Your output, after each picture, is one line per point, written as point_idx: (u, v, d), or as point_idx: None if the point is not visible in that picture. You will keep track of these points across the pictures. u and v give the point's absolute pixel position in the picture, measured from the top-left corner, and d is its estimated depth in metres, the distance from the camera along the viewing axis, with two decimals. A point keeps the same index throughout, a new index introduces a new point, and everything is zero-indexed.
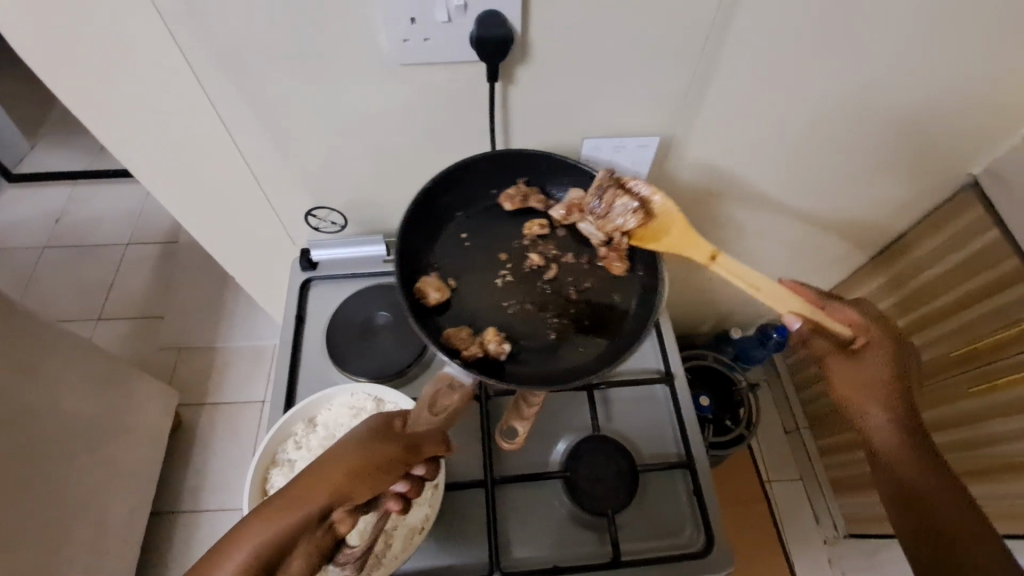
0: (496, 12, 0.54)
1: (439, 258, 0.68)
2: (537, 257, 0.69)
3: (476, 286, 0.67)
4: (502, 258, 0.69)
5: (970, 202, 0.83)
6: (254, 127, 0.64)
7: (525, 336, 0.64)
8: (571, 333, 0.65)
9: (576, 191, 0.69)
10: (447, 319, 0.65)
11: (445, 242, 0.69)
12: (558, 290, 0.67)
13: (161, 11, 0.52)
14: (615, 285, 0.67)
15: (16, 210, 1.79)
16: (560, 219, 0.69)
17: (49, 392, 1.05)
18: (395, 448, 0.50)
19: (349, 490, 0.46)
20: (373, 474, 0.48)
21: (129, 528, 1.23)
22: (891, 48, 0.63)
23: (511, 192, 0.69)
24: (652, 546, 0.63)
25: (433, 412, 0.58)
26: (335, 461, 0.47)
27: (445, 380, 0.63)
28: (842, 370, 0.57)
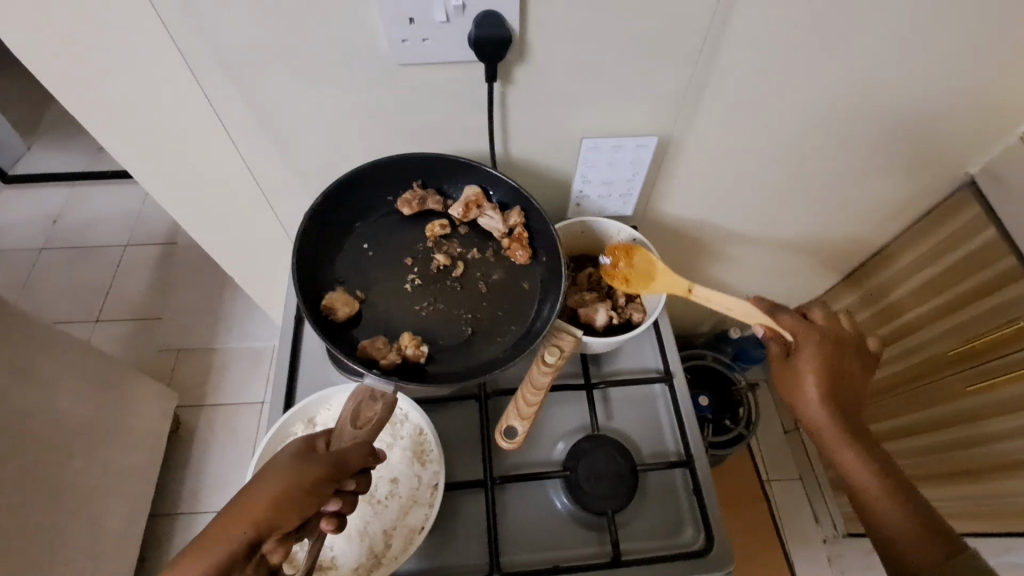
0: (495, 12, 0.54)
1: (343, 272, 0.68)
2: (443, 257, 0.69)
3: (385, 291, 0.68)
4: (408, 262, 0.69)
5: (967, 201, 0.84)
6: (253, 128, 0.64)
7: (441, 334, 0.66)
8: (485, 326, 0.67)
9: (472, 188, 0.70)
10: (361, 331, 0.65)
11: (347, 254, 0.69)
12: (468, 286, 0.69)
13: (160, 10, 0.52)
14: (521, 275, 0.69)
15: (13, 211, 1.79)
16: (459, 217, 0.70)
17: (47, 394, 1.04)
18: (320, 469, 0.49)
19: (274, 521, 0.46)
20: (296, 500, 0.47)
21: (128, 530, 1.23)
22: (888, 48, 0.63)
23: (408, 196, 0.69)
24: (652, 546, 0.63)
25: (356, 425, 0.55)
26: (255, 492, 0.47)
27: (363, 393, 0.58)
28: (783, 373, 0.62)
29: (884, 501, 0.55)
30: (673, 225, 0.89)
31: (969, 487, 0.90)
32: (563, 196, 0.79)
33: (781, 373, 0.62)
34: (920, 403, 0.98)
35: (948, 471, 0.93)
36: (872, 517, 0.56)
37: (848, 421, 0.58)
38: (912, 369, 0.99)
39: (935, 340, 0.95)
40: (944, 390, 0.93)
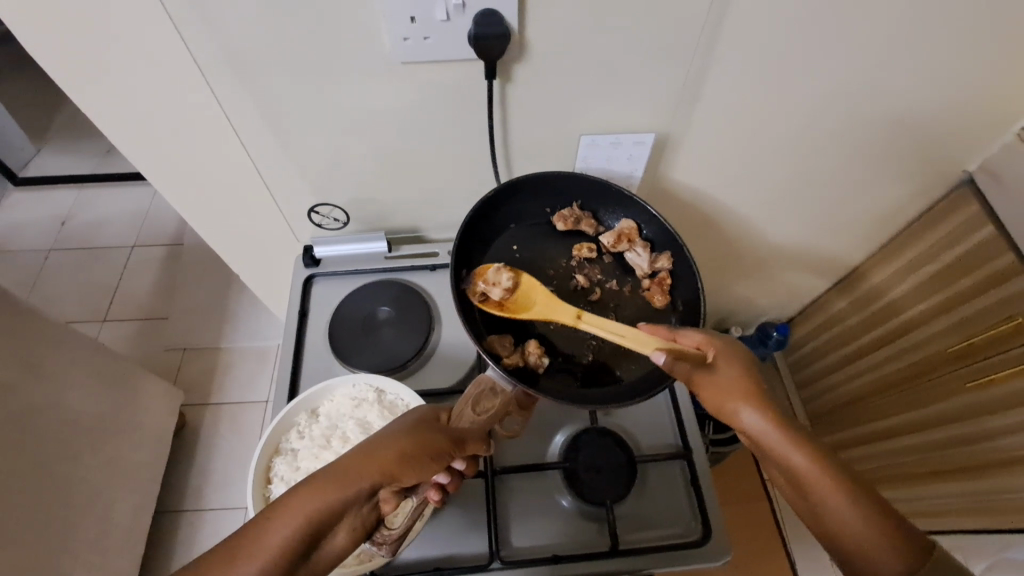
0: (494, 10, 0.55)
1: (489, 264, 0.71)
2: (583, 278, 0.72)
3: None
4: (549, 275, 0.72)
5: (964, 198, 0.85)
6: (260, 126, 0.65)
7: (566, 353, 0.67)
8: (610, 355, 0.67)
9: (627, 222, 0.72)
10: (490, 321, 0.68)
11: (498, 250, 0.72)
12: (599, 314, 0.70)
13: (170, 10, 0.54)
14: (660, 317, 0.70)
15: (22, 213, 1.82)
16: (609, 245, 0.72)
17: (54, 390, 1.06)
18: (445, 440, 0.52)
19: (397, 472, 0.47)
20: (421, 459, 0.49)
21: (133, 527, 1.24)
22: (881, 46, 0.64)
23: (566, 213, 0.73)
24: (650, 535, 0.64)
25: (477, 411, 0.59)
26: (388, 442, 0.49)
27: (486, 382, 0.63)
28: (708, 388, 0.53)
29: (857, 516, 0.45)
30: (673, 223, 0.90)
31: (968, 484, 0.90)
32: None
33: (704, 385, 0.53)
34: (918, 402, 0.98)
35: (944, 469, 0.94)
36: (845, 539, 0.45)
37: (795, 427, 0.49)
38: (912, 368, 0.99)
39: (936, 335, 0.94)
40: (945, 386, 0.93)
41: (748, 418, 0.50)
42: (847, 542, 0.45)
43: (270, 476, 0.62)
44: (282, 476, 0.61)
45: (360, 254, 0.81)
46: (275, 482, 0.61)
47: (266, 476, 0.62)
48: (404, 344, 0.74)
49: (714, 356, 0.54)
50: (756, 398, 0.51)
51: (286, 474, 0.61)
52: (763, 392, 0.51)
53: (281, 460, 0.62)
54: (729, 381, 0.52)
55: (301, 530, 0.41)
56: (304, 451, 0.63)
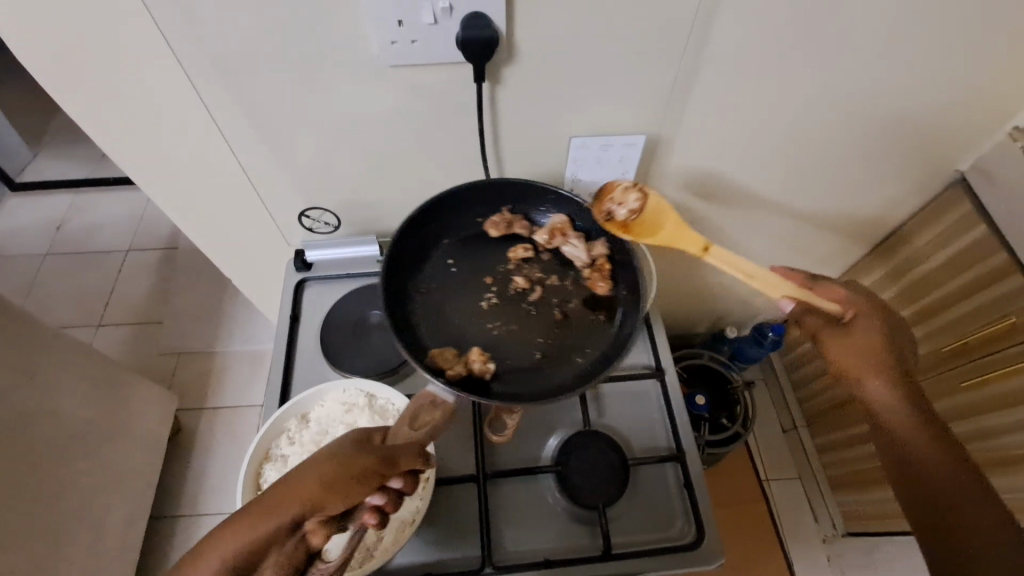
0: (482, 13, 0.55)
1: (425, 283, 0.70)
2: (522, 280, 0.70)
3: (464, 307, 0.69)
4: (488, 282, 0.71)
5: (958, 197, 0.84)
6: (248, 130, 0.65)
7: (514, 357, 0.66)
8: (557, 352, 0.66)
9: (559, 217, 0.72)
10: (430, 339, 0.66)
11: (433, 267, 0.71)
12: (543, 311, 0.69)
13: (155, 14, 0.53)
14: (601, 304, 0.69)
15: (17, 217, 1.81)
16: (544, 242, 0.72)
17: (48, 396, 1.05)
18: (372, 458, 0.50)
19: (321, 501, 0.47)
20: (346, 484, 0.48)
21: (128, 532, 1.24)
22: (870, 45, 0.64)
23: (497, 219, 0.72)
24: (643, 538, 0.64)
25: (414, 427, 0.57)
26: (311, 469, 0.49)
27: (425, 398, 0.60)
28: (838, 345, 0.59)
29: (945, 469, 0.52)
30: None
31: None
32: None
33: (835, 342, 0.59)
34: None
35: None
36: (928, 489, 0.52)
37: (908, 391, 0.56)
38: (909, 367, 1.00)
39: (930, 335, 0.95)
40: (940, 386, 0.93)
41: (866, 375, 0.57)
42: (931, 491, 0.52)
43: (259, 483, 0.61)
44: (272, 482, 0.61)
45: (352, 258, 0.81)
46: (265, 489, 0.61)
47: (256, 483, 0.61)
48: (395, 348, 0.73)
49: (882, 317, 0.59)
50: (877, 357, 0.57)
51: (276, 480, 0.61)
52: (886, 353, 0.57)
53: (271, 466, 0.62)
54: (848, 341, 0.59)
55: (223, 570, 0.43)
56: (294, 456, 0.62)
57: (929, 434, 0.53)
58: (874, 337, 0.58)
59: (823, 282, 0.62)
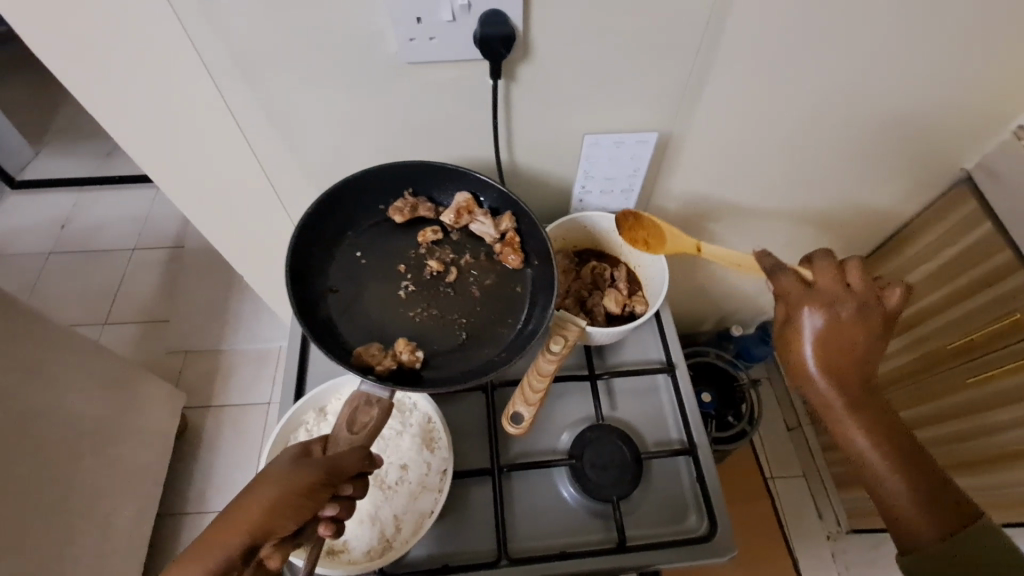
0: (499, 11, 0.56)
1: (336, 280, 0.69)
2: (436, 263, 0.71)
3: (380, 298, 0.69)
4: (401, 270, 0.71)
5: (962, 196, 0.85)
6: (265, 127, 0.66)
7: (436, 340, 0.67)
8: (480, 330, 0.68)
9: (463, 195, 0.71)
10: (352, 334, 0.67)
11: (343, 262, 0.70)
12: (462, 291, 0.70)
13: (178, 11, 0.54)
14: (514, 277, 0.71)
15: (22, 216, 1.82)
16: (452, 223, 0.72)
17: (56, 393, 1.06)
18: (315, 474, 0.50)
19: (270, 525, 0.47)
20: (292, 504, 0.49)
21: (135, 530, 1.24)
22: (879, 44, 0.65)
23: (400, 205, 0.71)
24: (656, 532, 0.64)
25: (352, 431, 0.57)
26: (251, 500, 0.48)
27: (358, 398, 0.59)
28: (785, 340, 0.57)
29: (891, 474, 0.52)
30: (675, 222, 0.91)
31: (968, 480, 0.91)
32: (566, 192, 0.81)
33: (781, 337, 0.58)
34: (919, 398, 0.99)
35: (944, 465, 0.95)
36: (882, 495, 0.52)
37: (855, 395, 0.54)
38: (915, 364, 1.00)
39: (937, 333, 0.96)
40: (946, 384, 0.94)
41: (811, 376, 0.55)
42: (884, 499, 0.52)
43: None
44: None
45: None
46: None
47: None
48: None
49: (832, 312, 0.55)
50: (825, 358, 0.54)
51: None
52: (838, 354, 0.54)
53: None
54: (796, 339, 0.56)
55: None
56: None
57: (880, 436, 0.53)
58: (828, 336, 0.54)
59: (783, 272, 0.58)
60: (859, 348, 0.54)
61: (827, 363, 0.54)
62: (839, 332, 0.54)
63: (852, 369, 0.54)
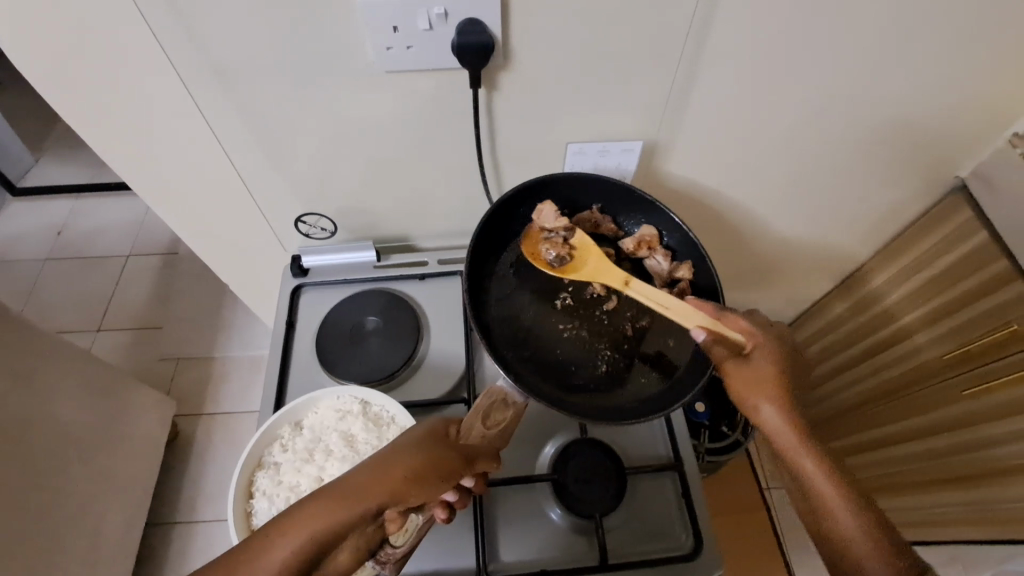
0: (477, 19, 0.55)
1: (505, 269, 0.71)
2: (599, 286, 0.70)
3: (538, 305, 0.69)
4: (565, 281, 0.70)
5: (958, 204, 0.84)
6: (244, 139, 0.65)
7: (578, 365, 0.66)
8: (624, 369, 0.65)
9: (649, 228, 0.71)
10: (504, 333, 0.66)
11: (513, 254, 0.71)
12: (615, 322, 0.68)
13: (152, 24, 0.54)
14: (674, 330, 0.68)
15: (20, 222, 1.82)
16: (628, 250, 0.70)
17: (44, 401, 1.05)
18: (455, 458, 0.53)
19: (407, 493, 0.48)
20: (429, 480, 0.50)
21: (123, 539, 1.23)
22: (867, 52, 0.64)
23: (585, 216, 0.72)
24: (641, 549, 0.63)
25: (488, 424, 0.63)
26: (396, 461, 0.49)
27: (497, 397, 0.65)
28: (738, 376, 0.56)
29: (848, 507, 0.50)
30: None
31: None
32: None
33: (736, 374, 0.56)
34: (914, 410, 0.97)
35: (942, 478, 0.93)
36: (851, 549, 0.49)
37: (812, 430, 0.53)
38: (909, 374, 0.97)
39: (931, 343, 0.93)
40: (938, 396, 0.92)
41: (766, 409, 0.54)
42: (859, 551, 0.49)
43: (251, 490, 0.61)
44: (264, 490, 0.60)
45: (348, 264, 0.80)
46: (257, 497, 0.60)
47: (248, 490, 0.60)
48: (390, 355, 0.73)
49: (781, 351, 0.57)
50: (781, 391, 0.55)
51: (268, 488, 0.60)
52: (788, 394, 0.55)
53: (264, 474, 0.61)
54: (750, 372, 0.55)
55: (300, 550, 0.43)
56: (287, 464, 0.62)
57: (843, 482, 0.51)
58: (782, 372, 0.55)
59: (732, 314, 0.59)
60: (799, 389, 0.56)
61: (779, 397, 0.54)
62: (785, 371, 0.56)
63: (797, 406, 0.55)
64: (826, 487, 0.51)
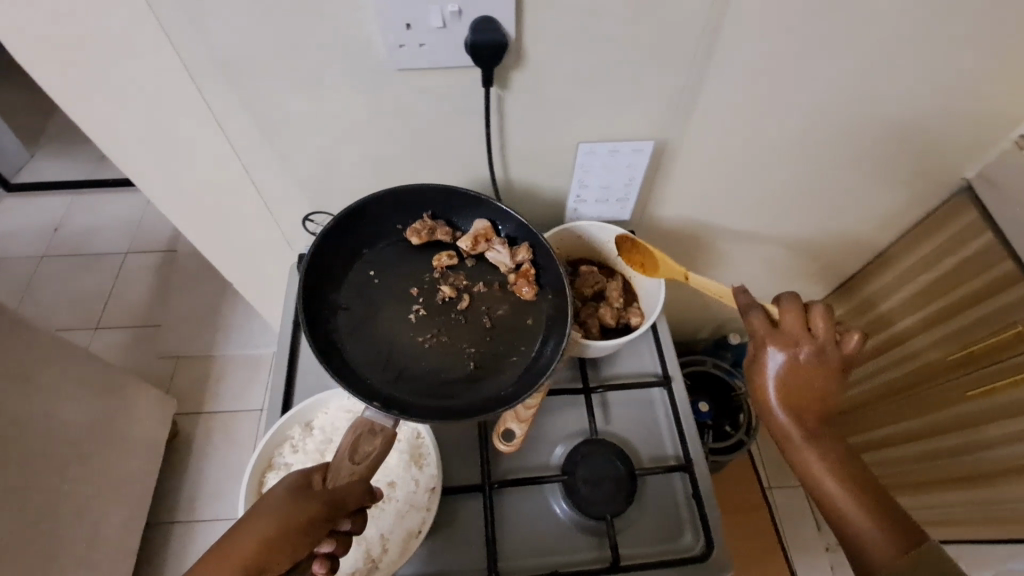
0: (490, 17, 0.54)
1: (347, 298, 0.68)
2: (449, 289, 0.69)
3: (386, 319, 0.67)
4: (414, 293, 0.69)
5: (963, 205, 0.84)
6: (252, 135, 0.64)
7: (444, 369, 0.65)
8: (486, 365, 0.66)
9: (481, 222, 0.71)
10: (358, 358, 0.64)
11: (354, 281, 0.69)
12: (472, 319, 0.68)
13: (162, 18, 0.53)
14: (527, 308, 0.69)
15: (15, 218, 1.80)
16: (467, 249, 0.70)
17: (42, 401, 1.03)
18: (314, 510, 0.51)
19: (264, 562, 0.48)
20: (287, 541, 0.49)
21: (123, 540, 1.22)
22: (879, 53, 0.64)
23: (417, 226, 0.70)
24: (652, 551, 0.63)
25: (354, 461, 0.55)
26: (249, 531, 0.49)
27: (362, 426, 0.57)
28: (754, 373, 0.55)
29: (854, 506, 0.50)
30: (671, 231, 0.89)
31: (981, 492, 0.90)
32: (560, 201, 0.79)
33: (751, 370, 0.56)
34: (918, 409, 0.97)
35: (944, 478, 0.95)
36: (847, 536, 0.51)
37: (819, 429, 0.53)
38: (913, 374, 0.98)
39: (937, 343, 0.93)
40: (944, 395, 0.92)
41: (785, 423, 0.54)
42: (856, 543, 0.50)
43: (263, 491, 0.61)
44: None
45: None
46: None
47: (260, 491, 0.60)
48: None
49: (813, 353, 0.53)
50: (803, 399, 0.53)
51: None
52: (799, 397, 0.53)
53: (275, 475, 0.61)
54: (764, 386, 0.55)
55: None
56: (298, 465, 0.62)
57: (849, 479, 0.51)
58: (805, 380, 0.53)
59: (756, 309, 0.55)
60: (822, 390, 0.53)
61: (793, 411, 0.54)
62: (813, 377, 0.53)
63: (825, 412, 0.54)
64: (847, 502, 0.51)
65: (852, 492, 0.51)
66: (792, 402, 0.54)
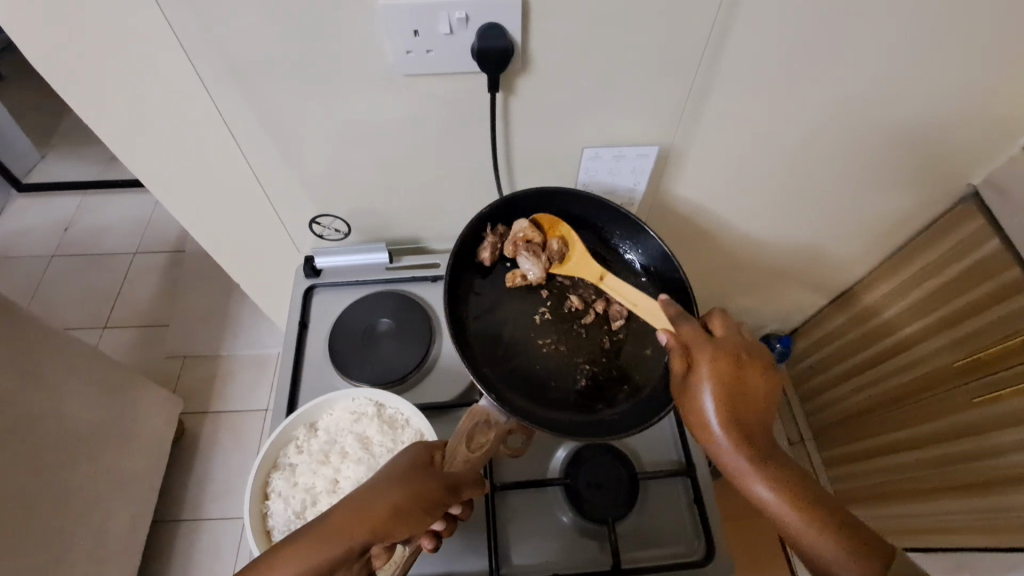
0: (497, 23, 0.55)
1: (481, 284, 0.71)
2: (577, 300, 0.71)
3: (517, 316, 0.70)
4: (543, 295, 0.71)
5: (970, 212, 0.84)
6: (263, 139, 0.65)
7: (558, 377, 0.66)
8: (601, 385, 0.66)
9: (522, 225, 0.70)
10: (482, 347, 0.67)
11: (490, 268, 0.72)
12: (593, 336, 0.69)
13: (174, 23, 0.54)
14: (651, 339, 0.69)
15: (26, 218, 1.82)
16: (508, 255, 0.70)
17: (50, 399, 1.04)
18: (438, 490, 0.52)
19: (388, 529, 0.48)
20: (412, 515, 0.50)
21: (129, 536, 1.23)
22: (886, 58, 0.64)
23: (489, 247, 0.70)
24: (653, 554, 0.63)
25: (470, 449, 0.57)
26: (377, 498, 0.50)
27: (480, 416, 0.60)
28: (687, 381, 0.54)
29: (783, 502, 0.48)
30: (676, 235, 0.89)
31: None
32: None
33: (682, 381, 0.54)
34: (921, 416, 0.97)
35: (946, 485, 0.92)
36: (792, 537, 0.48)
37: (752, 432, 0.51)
38: (918, 381, 0.97)
39: (937, 351, 0.93)
40: (947, 403, 0.92)
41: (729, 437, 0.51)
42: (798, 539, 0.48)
43: (267, 491, 0.61)
44: (280, 493, 0.60)
45: (361, 265, 0.81)
46: (272, 499, 0.60)
47: (264, 491, 0.61)
48: (404, 358, 0.73)
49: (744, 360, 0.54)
50: (747, 404, 0.52)
51: (284, 490, 0.60)
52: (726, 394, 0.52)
53: (279, 476, 0.61)
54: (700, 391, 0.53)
55: None
56: (302, 466, 0.62)
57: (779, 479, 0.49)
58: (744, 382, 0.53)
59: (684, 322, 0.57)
60: (745, 392, 0.52)
61: (735, 427, 0.51)
62: (747, 390, 0.53)
63: (758, 415, 0.52)
64: (791, 513, 0.48)
65: (795, 501, 0.48)
66: (734, 412, 0.51)
